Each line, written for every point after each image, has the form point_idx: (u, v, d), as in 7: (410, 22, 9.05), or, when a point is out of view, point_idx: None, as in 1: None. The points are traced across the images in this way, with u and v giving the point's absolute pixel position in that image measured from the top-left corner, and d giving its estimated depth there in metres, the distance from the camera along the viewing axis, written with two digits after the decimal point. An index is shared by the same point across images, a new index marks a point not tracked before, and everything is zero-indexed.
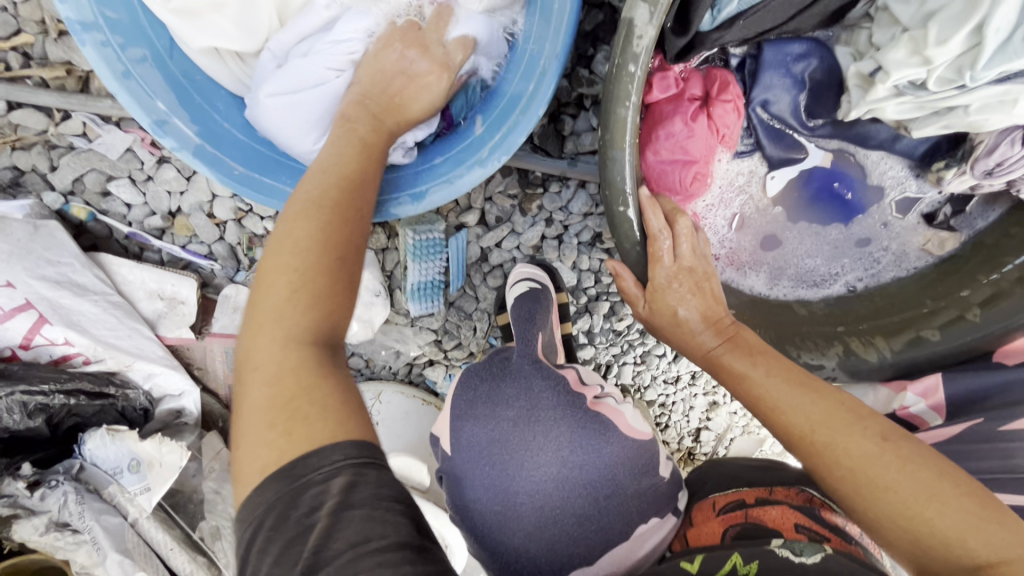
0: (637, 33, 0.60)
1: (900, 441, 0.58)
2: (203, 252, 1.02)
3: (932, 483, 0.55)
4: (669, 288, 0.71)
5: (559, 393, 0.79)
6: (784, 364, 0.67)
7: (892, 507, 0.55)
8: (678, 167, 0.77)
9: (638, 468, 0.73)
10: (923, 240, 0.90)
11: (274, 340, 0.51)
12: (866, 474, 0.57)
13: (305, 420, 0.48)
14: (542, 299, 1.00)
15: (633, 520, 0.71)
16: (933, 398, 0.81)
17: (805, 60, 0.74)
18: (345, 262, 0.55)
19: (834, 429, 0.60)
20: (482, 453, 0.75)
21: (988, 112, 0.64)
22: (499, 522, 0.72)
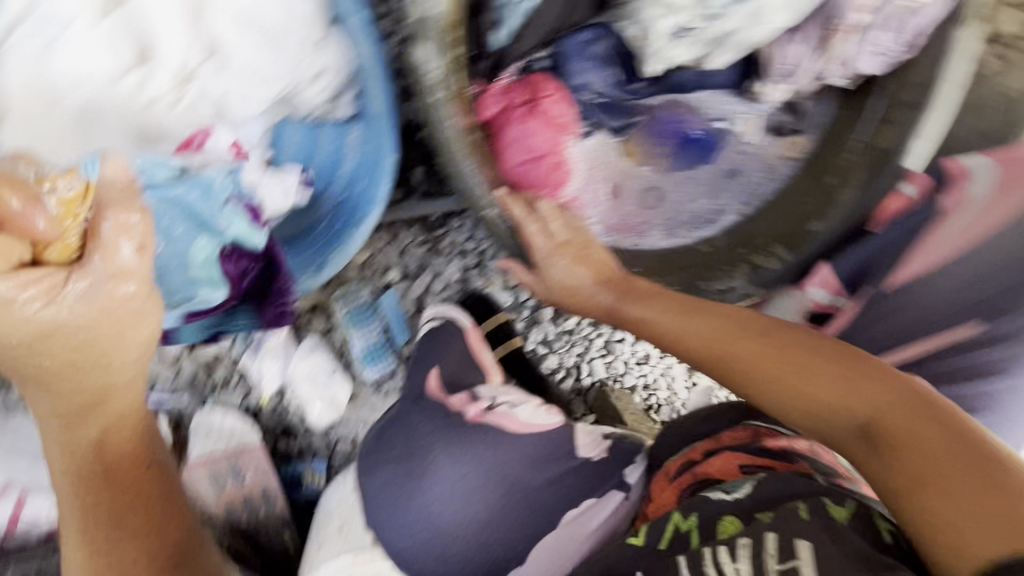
0: (429, 68, 0.69)
1: (779, 332, 0.64)
2: (169, 390, 1.11)
3: (807, 362, 0.59)
4: (553, 263, 0.79)
5: (438, 415, 0.77)
6: (675, 300, 0.74)
7: (781, 394, 0.59)
8: (533, 164, 0.86)
9: (541, 461, 0.76)
10: (781, 150, 0.99)
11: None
12: (755, 371, 0.62)
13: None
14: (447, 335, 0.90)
15: (555, 507, 0.73)
16: (829, 285, 0.94)
17: (598, 42, 0.86)
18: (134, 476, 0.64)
19: (726, 341, 0.66)
20: (382, 497, 0.72)
21: (752, 26, 0.75)
22: (411, 554, 0.70)
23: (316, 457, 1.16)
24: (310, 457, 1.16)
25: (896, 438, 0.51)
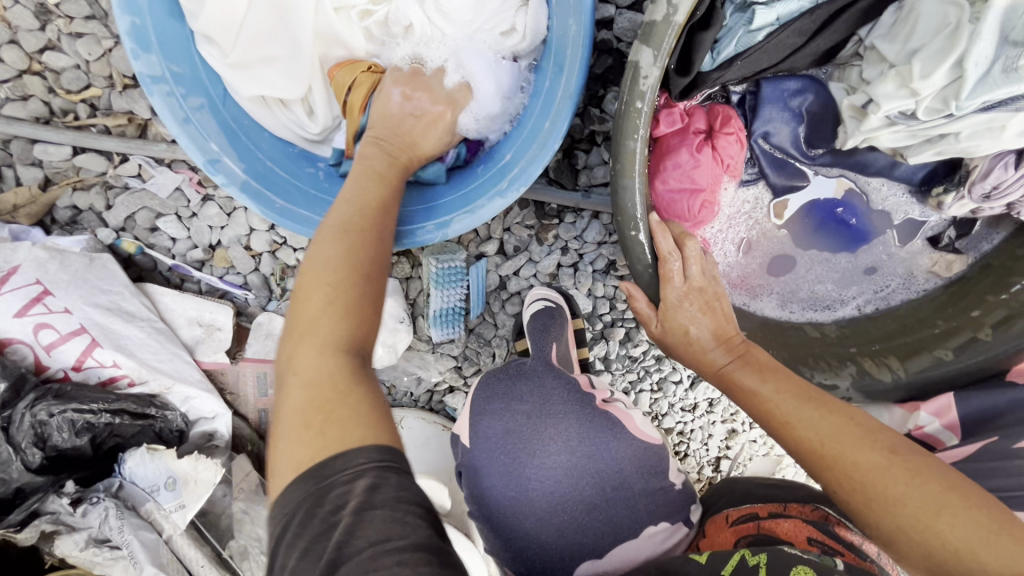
0: (643, 74, 0.64)
1: (908, 453, 0.60)
2: (239, 282, 1.11)
3: (940, 497, 0.56)
4: (681, 307, 0.74)
5: (571, 390, 0.82)
6: (793, 382, 0.70)
7: (901, 522, 0.56)
8: (685, 196, 0.82)
9: (647, 469, 0.75)
10: (930, 263, 0.93)
11: (333, 266, 0.58)
12: (874, 486, 0.58)
13: (346, 401, 0.51)
14: (557, 316, 1.05)
15: (643, 517, 0.72)
16: (947, 417, 0.81)
17: (802, 95, 0.79)
18: (371, 250, 0.62)
19: (847, 446, 0.61)
20: (499, 444, 0.76)
21: (977, 139, 0.69)
22: (513, 507, 0.73)
23: None
24: None
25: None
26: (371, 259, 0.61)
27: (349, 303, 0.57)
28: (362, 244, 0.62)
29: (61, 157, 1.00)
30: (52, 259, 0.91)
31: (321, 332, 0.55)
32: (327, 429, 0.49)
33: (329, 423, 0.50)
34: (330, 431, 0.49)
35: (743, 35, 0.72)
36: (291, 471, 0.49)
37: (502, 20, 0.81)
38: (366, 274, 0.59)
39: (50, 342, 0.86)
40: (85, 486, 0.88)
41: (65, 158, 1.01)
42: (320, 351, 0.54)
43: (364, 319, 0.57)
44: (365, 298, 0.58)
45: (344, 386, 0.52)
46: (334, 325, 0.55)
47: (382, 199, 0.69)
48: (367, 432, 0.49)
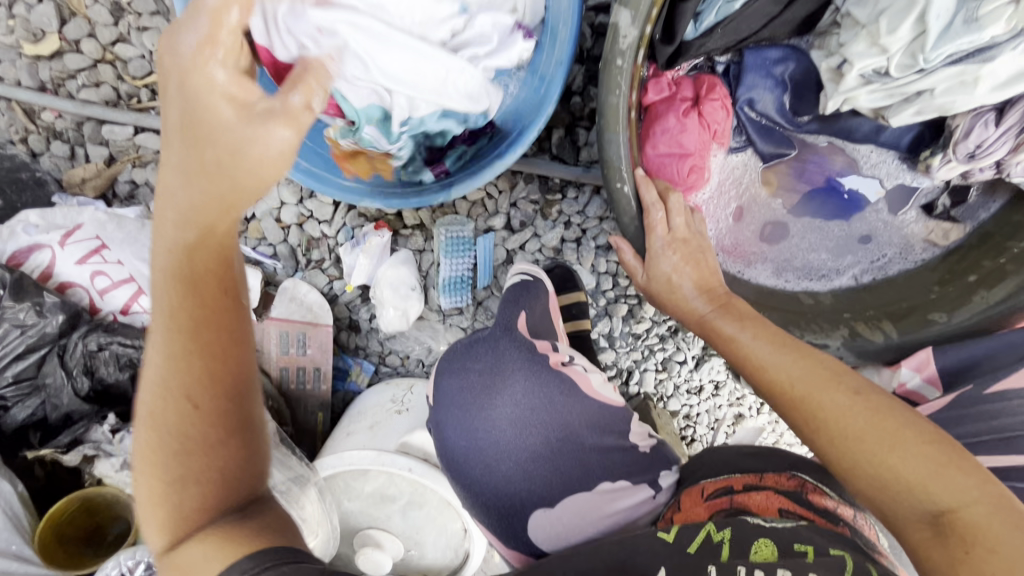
0: (622, 34, 0.71)
1: (871, 393, 0.62)
2: (270, 252, 1.22)
3: (897, 432, 0.57)
4: (664, 256, 0.79)
5: (522, 349, 0.85)
6: (770, 329, 0.73)
7: (859, 457, 0.58)
8: (675, 159, 0.87)
9: (599, 425, 0.82)
10: (926, 232, 0.94)
11: (175, 431, 0.52)
12: (836, 422, 0.61)
13: (225, 546, 0.50)
14: (533, 289, 1.00)
15: (595, 473, 0.78)
16: (927, 371, 0.83)
17: (784, 63, 0.84)
18: (219, 319, 0.54)
19: (813, 386, 0.64)
20: (454, 400, 0.82)
21: (953, 94, 0.72)
22: (466, 455, 0.81)
23: (368, 359, 1.27)
24: (361, 358, 1.27)
25: (972, 534, 0.49)
26: (218, 338, 0.54)
27: (202, 381, 0.53)
28: (210, 318, 0.54)
29: (125, 137, 1.15)
30: (111, 220, 1.03)
31: (182, 439, 0.52)
32: (207, 559, 0.49)
33: (213, 551, 0.50)
34: (210, 560, 0.49)
35: (723, 4, 0.77)
36: None
37: None
38: (215, 397, 0.53)
39: (103, 287, 0.98)
40: (124, 421, 0.96)
41: (128, 137, 1.15)
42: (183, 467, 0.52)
43: (220, 415, 0.54)
44: (224, 437, 0.54)
45: (233, 528, 0.51)
46: (194, 433, 0.52)
47: (213, 240, 0.54)
48: (247, 546, 0.50)
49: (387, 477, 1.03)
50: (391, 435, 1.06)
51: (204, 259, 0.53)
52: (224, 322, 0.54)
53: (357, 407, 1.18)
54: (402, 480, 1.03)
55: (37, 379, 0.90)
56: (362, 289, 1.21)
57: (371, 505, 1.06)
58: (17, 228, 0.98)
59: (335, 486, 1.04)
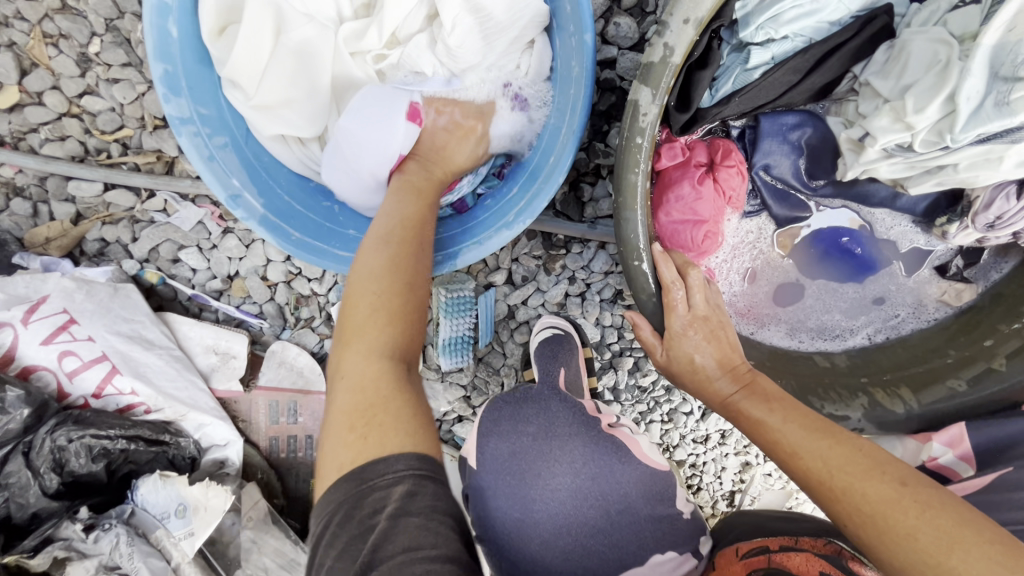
0: (642, 112, 0.67)
1: (917, 484, 0.59)
2: (255, 311, 1.14)
3: (954, 531, 0.54)
4: (685, 336, 0.75)
5: (575, 412, 0.81)
6: (800, 412, 0.69)
7: (915, 559, 0.55)
8: (689, 227, 0.84)
9: (657, 497, 0.75)
10: (940, 292, 0.92)
11: (387, 278, 0.65)
12: (885, 519, 0.57)
13: (381, 417, 0.55)
14: (565, 344, 1.04)
15: (650, 547, 0.71)
16: (961, 448, 0.79)
17: (800, 129, 0.81)
18: (415, 264, 0.68)
19: (855, 476, 0.60)
20: (504, 464, 0.75)
21: (977, 169, 0.70)
22: (515, 530, 0.72)
23: None
24: None
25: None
26: (410, 275, 0.66)
27: (396, 301, 0.63)
28: (413, 257, 0.68)
29: (93, 194, 1.06)
30: (79, 288, 0.95)
31: (376, 335, 0.61)
32: (377, 428, 0.54)
33: (377, 423, 0.54)
34: (379, 432, 0.54)
35: (740, 73, 0.75)
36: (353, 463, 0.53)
37: (507, 64, 0.84)
38: (413, 282, 0.66)
39: (73, 369, 0.89)
40: (98, 512, 0.89)
41: (97, 194, 1.06)
42: (370, 356, 0.59)
43: (406, 329, 0.63)
44: (414, 297, 0.65)
45: (397, 390, 0.57)
46: (391, 332, 0.61)
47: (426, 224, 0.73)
48: (405, 440, 0.53)
49: None
50: None
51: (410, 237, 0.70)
52: (413, 259, 0.68)
53: None
54: None
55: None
56: None
57: None
58: None
59: None
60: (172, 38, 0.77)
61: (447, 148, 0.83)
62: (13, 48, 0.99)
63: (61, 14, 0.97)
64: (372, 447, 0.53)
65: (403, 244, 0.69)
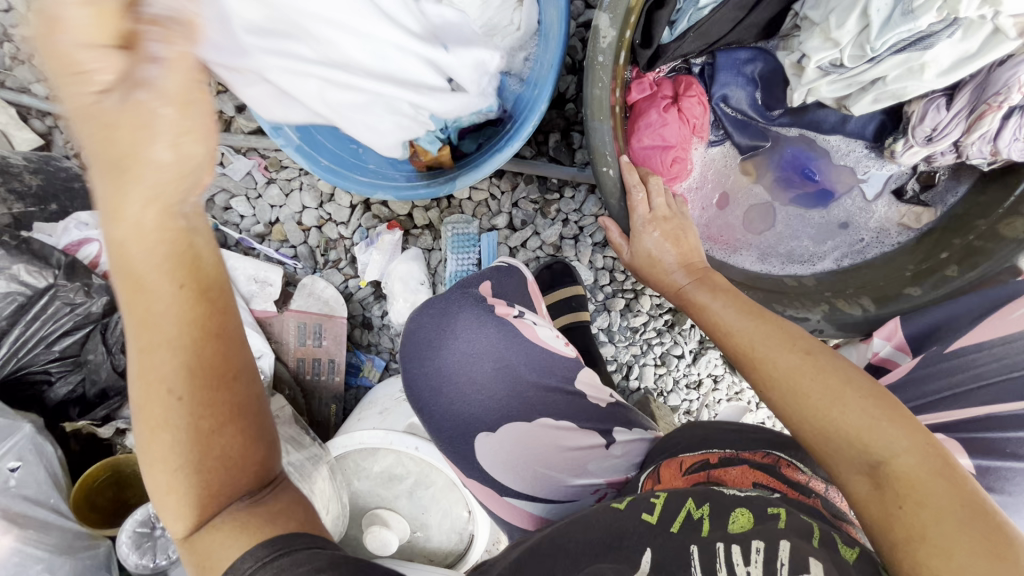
0: (602, 35, 0.81)
1: (819, 353, 0.66)
2: (291, 253, 1.32)
3: (840, 389, 0.61)
4: (646, 233, 0.86)
5: (473, 300, 0.90)
6: (743, 300, 0.78)
7: (806, 411, 0.63)
8: (658, 152, 0.95)
9: (538, 365, 0.90)
10: (900, 216, 1.00)
11: (182, 349, 0.46)
12: (788, 382, 0.65)
13: (246, 526, 0.47)
14: (511, 273, 0.99)
15: (537, 409, 0.88)
16: (897, 338, 0.83)
17: (753, 63, 0.94)
18: (199, 303, 0.47)
19: (770, 349, 0.69)
20: (416, 338, 0.90)
21: (903, 80, 0.80)
22: (425, 387, 0.89)
23: (379, 355, 1.33)
24: (373, 353, 1.33)
25: (903, 485, 0.53)
26: (219, 333, 0.48)
27: (215, 370, 0.48)
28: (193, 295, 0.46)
29: None
30: None
31: (188, 421, 0.47)
32: (227, 539, 0.47)
33: (235, 531, 0.47)
34: (229, 541, 0.47)
35: (693, 12, 0.88)
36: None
37: (502, 20, 1.00)
38: (219, 368, 0.48)
39: None
40: None
41: None
42: (202, 469, 0.47)
43: (246, 408, 0.50)
44: (229, 394, 0.49)
45: (253, 516, 0.48)
46: (213, 415, 0.47)
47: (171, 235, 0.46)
48: (266, 531, 0.47)
49: (394, 458, 1.08)
50: (399, 417, 1.13)
51: (162, 252, 0.45)
52: (211, 301, 0.47)
53: (368, 396, 1.24)
54: (409, 460, 1.09)
55: (80, 355, 0.98)
56: (374, 287, 1.29)
57: (379, 487, 1.10)
58: (69, 224, 1.09)
59: (345, 466, 1.09)
60: None
61: (61, 31, 0.41)
62: None
63: None
64: (222, 561, 0.46)
65: (177, 306, 0.46)
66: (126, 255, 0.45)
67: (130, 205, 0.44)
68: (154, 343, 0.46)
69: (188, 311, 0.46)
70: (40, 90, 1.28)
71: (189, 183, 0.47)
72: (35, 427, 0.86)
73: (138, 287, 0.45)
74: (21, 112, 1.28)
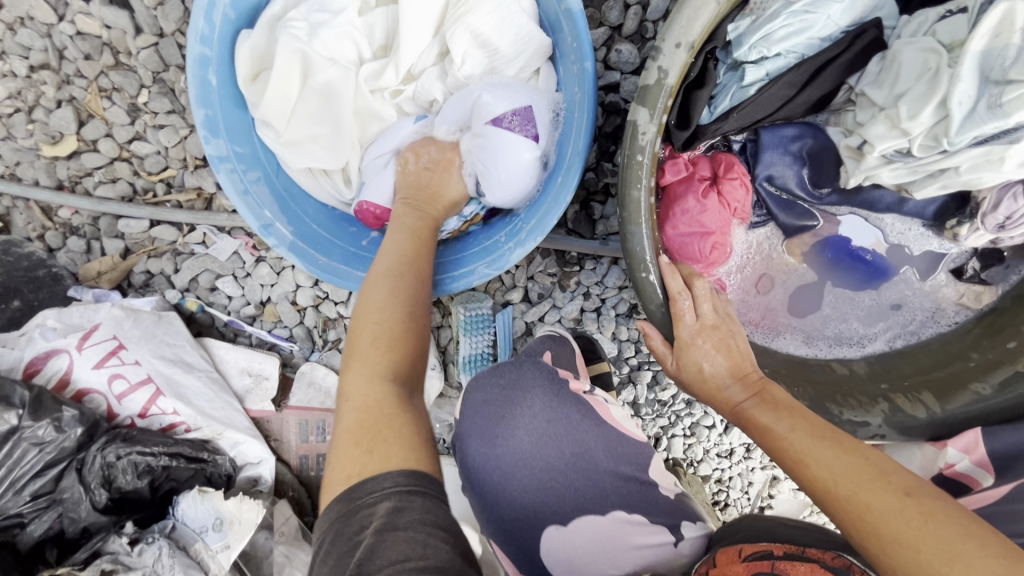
0: (641, 131, 0.71)
1: (923, 497, 0.56)
2: (286, 335, 1.21)
3: (956, 544, 0.52)
4: (694, 346, 0.77)
5: (543, 370, 0.85)
6: (809, 420, 0.69)
7: (919, 569, 0.52)
8: (696, 239, 0.86)
9: (615, 451, 0.82)
10: (958, 295, 0.92)
11: (388, 292, 0.70)
12: (889, 530, 0.55)
13: (391, 423, 0.57)
14: (564, 347, 0.94)
15: (612, 499, 0.77)
16: (977, 454, 0.78)
17: (800, 140, 0.84)
18: (419, 282, 0.73)
19: (859, 485, 0.59)
20: (481, 409, 0.80)
21: (979, 171, 0.71)
22: (493, 475, 0.78)
23: None
24: None
25: None
26: (415, 290, 0.72)
27: (409, 304, 0.70)
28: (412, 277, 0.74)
29: (141, 230, 1.16)
30: (127, 317, 1.02)
31: (389, 326, 0.66)
32: (369, 438, 0.55)
33: (375, 431, 0.56)
34: (371, 441, 0.55)
35: (736, 90, 0.78)
36: (336, 453, 0.57)
37: None
38: (414, 303, 0.70)
39: (121, 391, 0.96)
40: (143, 527, 0.95)
41: (144, 230, 1.16)
42: (382, 347, 0.64)
43: (419, 345, 0.67)
44: (414, 327, 0.68)
45: (396, 401, 0.60)
46: (403, 330, 0.67)
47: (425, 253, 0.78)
48: (401, 455, 0.54)
49: None
50: None
51: (420, 250, 0.78)
52: (420, 275, 0.74)
53: None
54: None
55: (55, 493, 0.87)
56: None
57: None
58: (34, 331, 0.97)
59: None
60: (212, 85, 0.84)
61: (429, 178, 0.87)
62: (72, 102, 1.10)
63: (114, 71, 1.07)
64: (362, 464, 0.54)
65: (405, 267, 0.74)
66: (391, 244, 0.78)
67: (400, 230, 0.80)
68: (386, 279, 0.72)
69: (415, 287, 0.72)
70: None
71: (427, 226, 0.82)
72: None
73: (383, 273, 0.73)
74: None
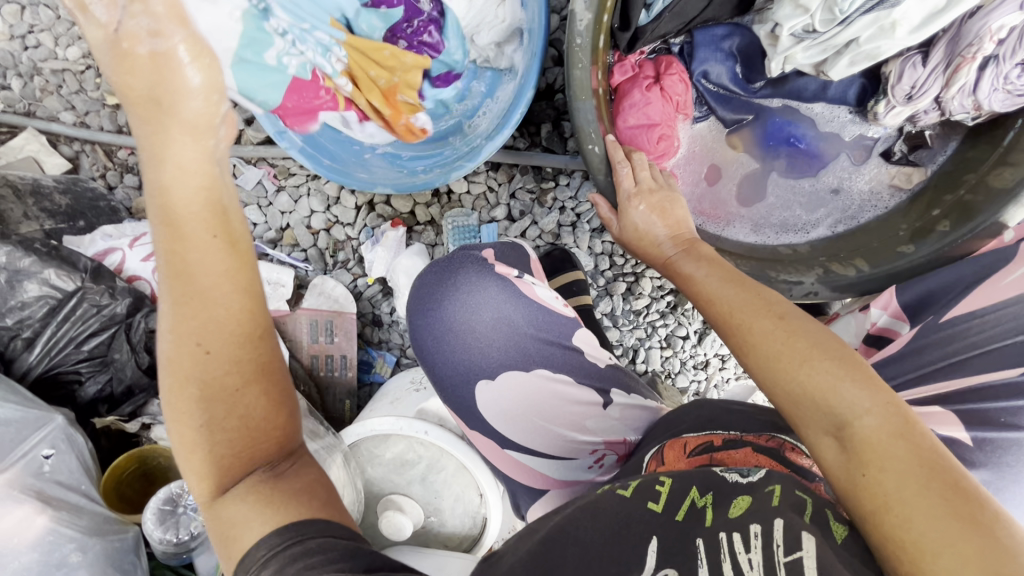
0: (579, 18, 0.86)
1: (792, 316, 0.67)
2: (301, 256, 1.38)
3: (806, 350, 0.62)
4: (631, 206, 0.89)
5: (479, 263, 0.91)
6: (725, 269, 0.79)
7: (777, 373, 0.63)
8: (644, 130, 0.97)
9: (538, 322, 0.91)
10: (890, 177, 1.01)
11: (200, 360, 0.51)
12: (760, 346, 0.66)
13: (265, 503, 0.51)
14: (516, 247, 1.03)
15: (535, 361, 0.90)
16: (893, 307, 0.84)
17: (730, 38, 0.97)
18: (239, 326, 0.52)
19: (745, 312, 0.70)
20: (423, 291, 0.92)
21: (877, 40, 0.82)
22: (433, 339, 0.91)
23: (390, 351, 1.37)
24: (384, 349, 1.37)
25: (865, 448, 0.55)
26: (248, 353, 0.52)
27: (251, 371, 0.53)
28: (245, 332, 0.52)
29: None
30: None
31: (222, 410, 0.52)
32: (246, 520, 0.51)
33: (252, 511, 0.51)
34: (249, 520, 0.51)
35: None
36: (224, 544, 0.52)
37: (486, 16, 1.07)
38: (248, 383, 0.52)
39: None
40: None
41: None
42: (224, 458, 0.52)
43: (268, 401, 0.53)
44: (255, 383, 0.53)
45: (268, 488, 0.52)
46: (239, 392, 0.52)
47: (237, 292, 0.52)
48: (283, 515, 0.51)
49: (406, 443, 1.12)
50: (410, 406, 1.17)
51: (220, 288, 0.51)
52: (237, 323, 0.52)
53: (381, 389, 1.27)
54: (421, 446, 1.12)
55: (107, 355, 1.04)
56: (382, 284, 1.34)
57: (393, 473, 1.12)
58: (96, 236, 1.16)
59: (360, 453, 1.12)
60: None
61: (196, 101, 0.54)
62: None
63: None
64: (247, 540, 0.51)
65: (211, 322, 0.51)
66: (187, 276, 0.51)
67: (200, 250, 0.51)
68: (207, 327, 0.51)
69: (236, 309, 0.51)
70: (67, 117, 1.37)
71: (227, 211, 0.53)
72: (67, 419, 0.90)
73: (197, 311, 0.51)
74: (50, 139, 1.38)
